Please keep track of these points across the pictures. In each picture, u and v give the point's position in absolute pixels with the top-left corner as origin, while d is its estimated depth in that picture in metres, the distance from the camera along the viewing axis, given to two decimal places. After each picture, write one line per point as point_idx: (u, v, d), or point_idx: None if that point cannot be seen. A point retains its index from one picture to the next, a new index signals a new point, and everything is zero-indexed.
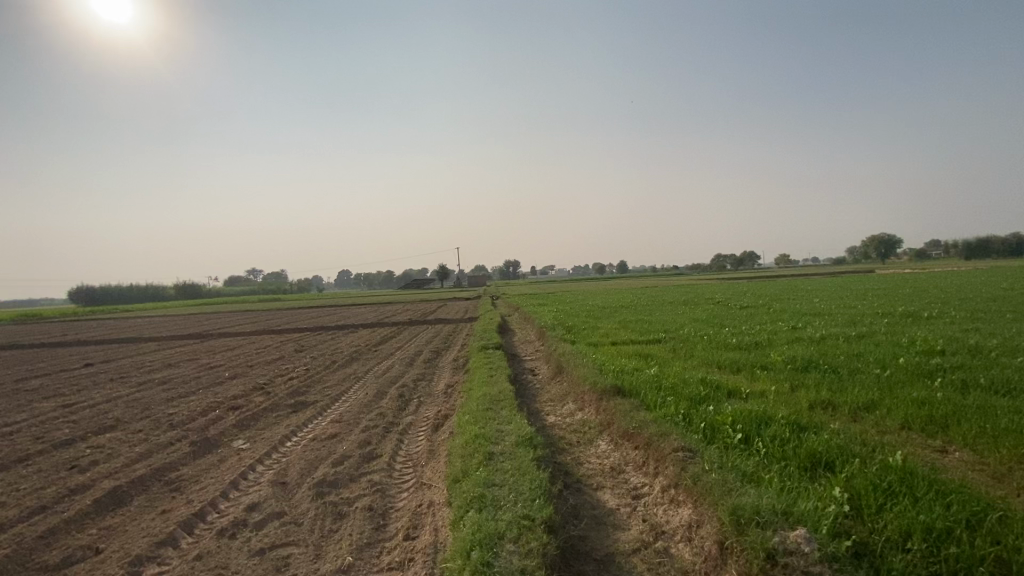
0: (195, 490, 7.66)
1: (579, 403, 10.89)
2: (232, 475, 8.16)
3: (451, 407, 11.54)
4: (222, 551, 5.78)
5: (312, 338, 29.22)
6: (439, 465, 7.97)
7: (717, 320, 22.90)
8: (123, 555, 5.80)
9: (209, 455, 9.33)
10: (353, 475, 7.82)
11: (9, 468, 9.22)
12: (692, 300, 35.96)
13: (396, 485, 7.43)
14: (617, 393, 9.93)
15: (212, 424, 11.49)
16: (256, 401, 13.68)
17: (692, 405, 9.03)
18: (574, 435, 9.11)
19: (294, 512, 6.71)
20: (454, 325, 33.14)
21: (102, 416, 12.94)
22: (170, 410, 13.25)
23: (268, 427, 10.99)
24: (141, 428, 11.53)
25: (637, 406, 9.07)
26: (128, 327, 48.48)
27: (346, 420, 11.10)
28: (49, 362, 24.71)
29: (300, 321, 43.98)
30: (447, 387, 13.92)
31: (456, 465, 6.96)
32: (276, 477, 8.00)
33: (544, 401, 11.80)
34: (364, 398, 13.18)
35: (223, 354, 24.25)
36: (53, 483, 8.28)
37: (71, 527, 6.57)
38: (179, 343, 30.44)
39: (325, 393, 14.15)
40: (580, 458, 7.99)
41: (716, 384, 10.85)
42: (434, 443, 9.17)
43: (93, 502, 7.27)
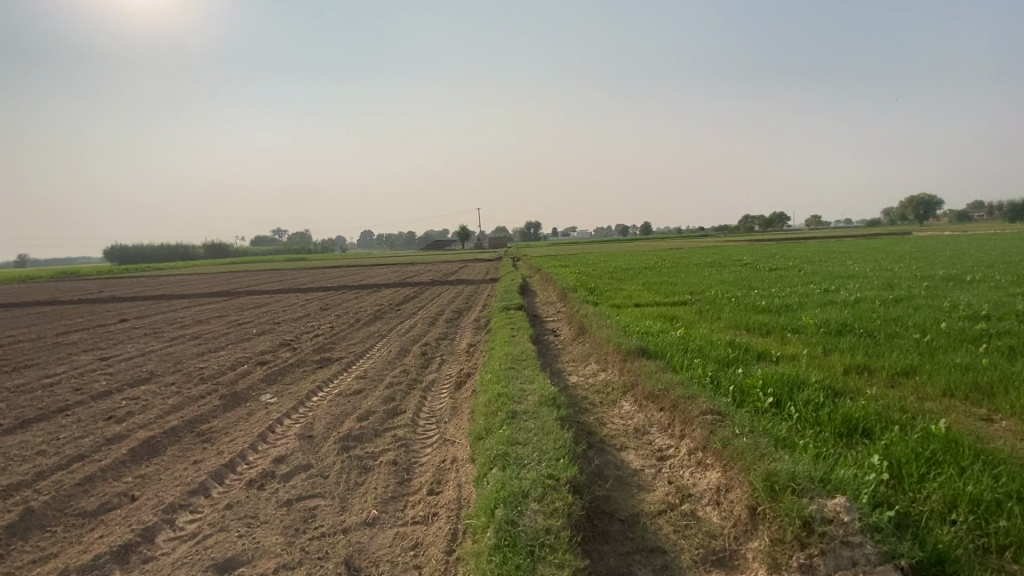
0: (225, 442, 7.87)
1: (602, 364, 10.75)
2: (260, 428, 8.35)
3: (473, 366, 11.55)
4: (250, 501, 5.92)
5: (336, 297, 29.64)
6: (462, 423, 7.97)
7: (744, 282, 22.27)
8: (157, 503, 6.00)
9: (238, 409, 9.56)
10: (377, 430, 7.89)
11: (51, 417, 9.65)
12: (718, 262, 35.08)
13: (420, 441, 7.47)
14: (641, 355, 9.74)
15: (240, 379, 11.78)
16: (282, 356, 13.96)
17: (720, 367, 8.79)
18: (597, 395, 9.01)
19: (320, 465, 6.82)
20: (476, 285, 33.15)
21: (137, 369, 13.41)
22: (200, 364, 13.64)
23: (294, 382, 11.19)
24: (173, 381, 11.91)
25: (663, 367, 8.86)
26: (161, 284, 50.06)
27: (370, 376, 11.23)
28: (87, 317, 25.73)
29: (325, 280, 44.65)
30: (469, 346, 13.93)
31: (479, 422, 6.92)
32: (302, 430, 8.14)
33: (567, 361, 11.71)
34: (387, 355, 13.30)
35: (250, 312, 24.83)
36: (91, 432, 8.63)
37: (108, 475, 6.84)
38: (208, 300, 31.31)
39: (350, 350, 14.35)
40: (604, 418, 7.89)
41: (745, 347, 10.54)
42: (457, 401, 9.18)
43: (129, 451, 7.54)
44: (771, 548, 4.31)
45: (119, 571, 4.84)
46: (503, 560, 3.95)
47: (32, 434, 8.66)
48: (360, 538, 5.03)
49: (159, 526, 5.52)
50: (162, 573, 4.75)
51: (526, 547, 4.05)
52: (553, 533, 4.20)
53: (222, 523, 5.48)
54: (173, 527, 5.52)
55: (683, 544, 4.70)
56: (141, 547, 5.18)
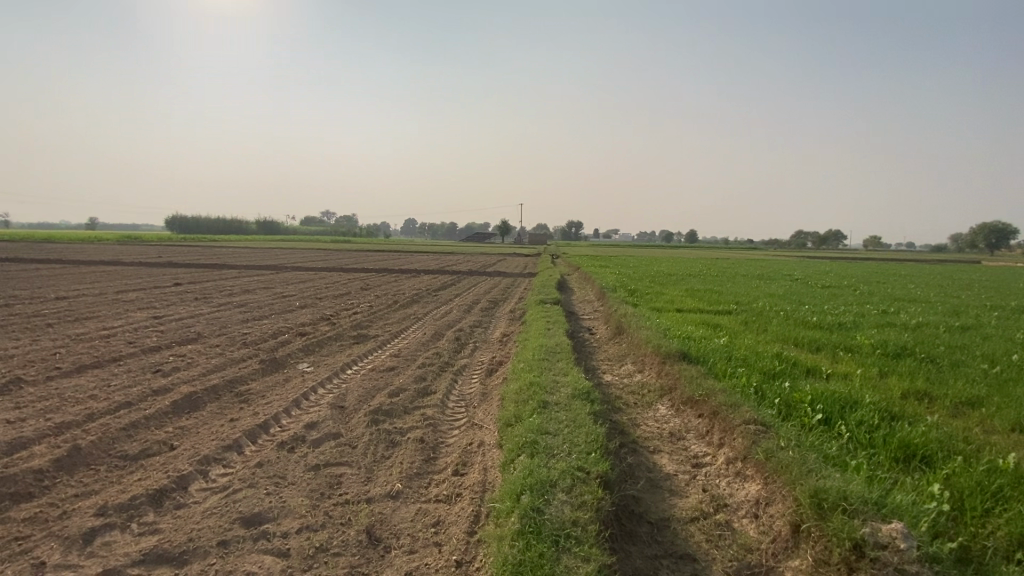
0: (260, 404, 8.08)
1: (639, 365, 10.42)
2: (295, 394, 8.54)
3: (505, 354, 11.47)
4: (280, 462, 6.02)
5: (376, 278, 30.25)
6: (492, 409, 7.87)
7: (794, 297, 21.28)
8: (194, 454, 6.20)
9: (275, 374, 9.82)
10: (408, 407, 7.89)
11: (106, 365, 10.24)
12: (765, 275, 33.70)
13: (448, 422, 7.42)
14: (682, 358, 9.37)
15: (280, 346, 12.14)
16: (321, 330, 14.28)
17: (764, 379, 8.36)
18: (631, 396, 8.76)
19: (350, 435, 6.88)
20: (513, 278, 33.09)
21: (186, 329, 14.09)
22: (244, 329, 14.19)
23: (331, 354, 11.43)
24: (218, 343, 12.42)
25: (704, 372, 8.50)
26: (213, 255, 52.50)
27: (403, 355, 11.35)
28: (146, 278, 27.23)
29: (367, 262, 45.75)
30: (503, 336, 13.86)
31: (509, 409, 6.82)
32: (335, 400, 8.26)
33: (601, 360, 11.44)
34: (421, 337, 13.39)
35: (294, 286, 25.65)
36: (139, 383, 9.07)
37: (151, 423, 7.13)
38: (256, 272, 32.57)
39: (386, 329, 14.57)
40: (637, 419, 7.63)
41: (792, 361, 10.04)
42: (488, 388, 9.10)
43: (171, 403, 7.86)
44: (815, 569, 4.00)
45: (152, 513, 4.99)
46: (526, 546, 3.81)
47: (87, 380, 9.18)
48: (382, 510, 5.00)
49: (192, 475, 5.69)
50: (191, 520, 4.87)
51: (551, 536, 3.90)
52: (580, 525, 4.04)
53: (251, 480, 5.58)
54: (207, 478, 5.69)
55: (715, 555, 4.43)
56: (175, 494, 5.36)
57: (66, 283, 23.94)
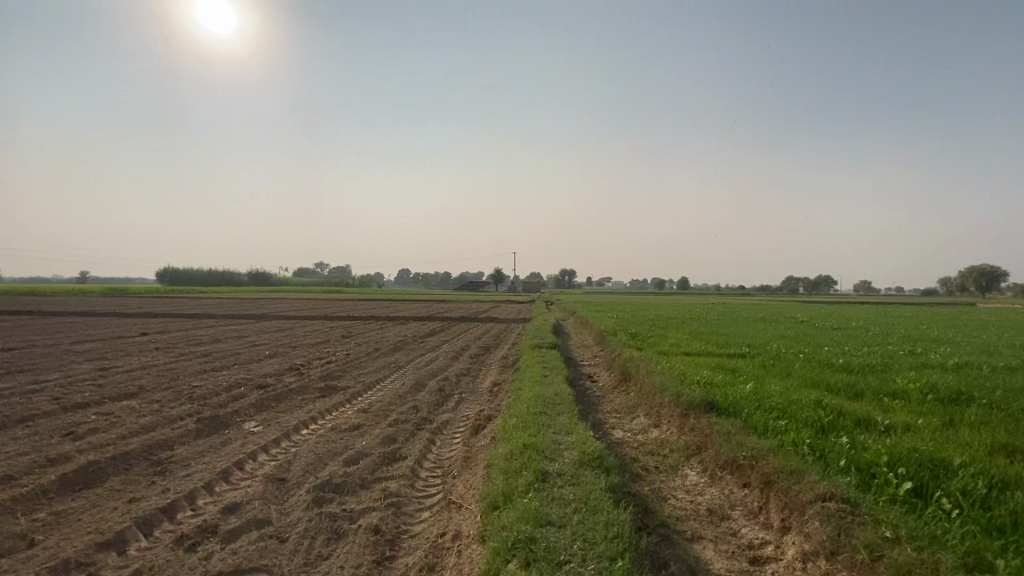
0: (178, 477, 6.27)
1: (655, 419, 8.71)
2: (227, 463, 6.73)
3: (495, 407, 9.71)
4: (169, 569, 4.22)
5: (361, 326, 28.54)
6: (475, 480, 6.10)
7: (808, 339, 19.72)
8: (49, 556, 4.38)
9: (213, 436, 8.01)
10: (366, 480, 6.10)
11: (6, 427, 8.37)
12: (768, 319, 32.27)
13: (417, 501, 5.64)
14: (708, 408, 7.70)
15: (230, 401, 10.32)
16: (284, 381, 12.48)
17: (816, 434, 6.69)
18: (650, 459, 7.02)
19: (281, 523, 5.08)
20: (506, 324, 31.54)
21: (129, 382, 12.25)
22: (196, 382, 12.35)
23: (288, 410, 9.63)
24: (158, 398, 10.60)
25: (741, 428, 6.82)
26: (195, 305, 50.75)
27: (374, 410, 9.57)
28: (111, 329, 25.34)
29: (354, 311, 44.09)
30: (493, 385, 12.11)
31: (497, 482, 5.10)
32: (275, 471, 6.47)
33: (608, 413, 9.69)
34: (399, 388, 11.61)
35: (271, 334, 23.88)
36: (36, 449, 7.23)
37: (16, 507, 5.30)
38: (234, 321, 30.80)
39: (360, 379, 12.79)
40: (662, 494, 5.89)
41: (838, 411, 8.37)
42: (472, 451, 7.32)
43: (58, 478, 6.03)
44: None
45: None
46: None
47: None
48: None
49: None
50: None
51: None
52: None
53: None
54: None
55: None
56: None
57: (20, 334, 22.01)
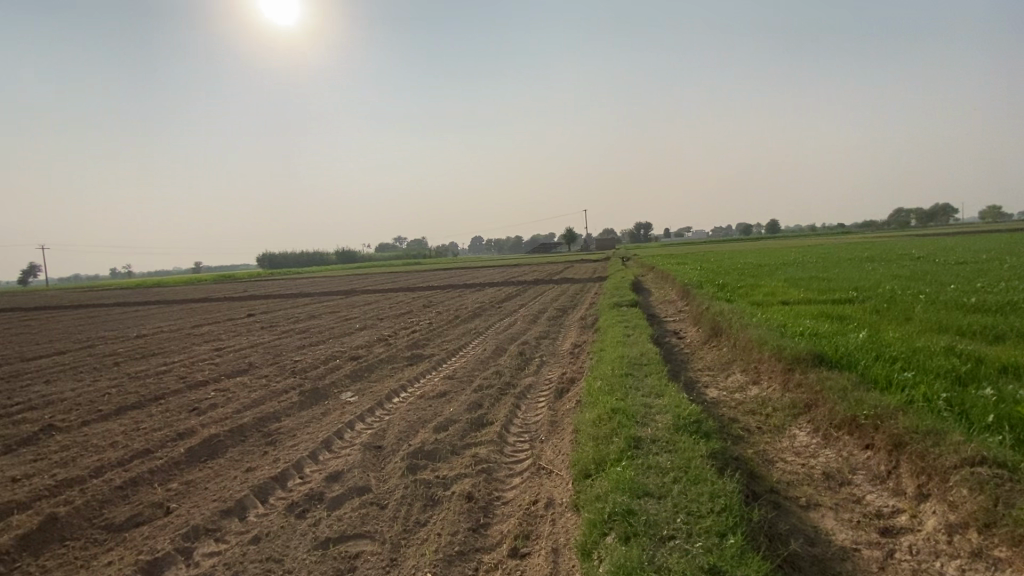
0: (286, 448, 6.75)
1: (753, 376, 8.06)
2: (328, 432, 7.15)
3: (578, 369, 9.50)
4: (283, 535, 4.52)
5: (440, 295, 29.41)
6: (564, 445, 5.98)
7: (929, 277, 17.42)
8: (184, 522, 4.87)
9: (313, 408, 8.57)
10: (456, 446, 6.20)
11: (145, 405, 9.51)
12: (877, 258, 28.97)
13: (507, 466, 5.63)
14: (817, 361, 6.95)
15: (327, 374, 11.00)
16: (374, 352, 13.10)
17: (954, 386, 5.80)
18: (751, 419, 6.52)
19: (379, 490, 5.28)
20: (582, 284, 31.01)
21: (241, 360, 13.48)
22: (296, 357, 13.32)
23: (379, 380, 10.08)
24: (265, 374, 11.54)
25: (858, 382, 6.08)
26: (291, 285, 55.00)
27: (459, 376, 9.75)
28: (223, 312, 28.07)
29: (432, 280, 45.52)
30: (574, 347, 11.90)
31: (587, 448, 4.92)
32: (371, 439, 6.76)
33: (699, 371, 9.14)
34: (481, 354, 11.75)
35: (359, 308, 25.26)
36: (169, 424, 8.14)
37: (156, 478, 5.97)
38: (326, 298, 32.99)
39: (443, 347, 13.13)
40: (768, 456, 5.43)
41: (978, 358, 7.24)
42: (557, 415, 7.19)
43: (187, 450, 6.72)
44: None
45: None
46: None
47: (118, 423, 8.40)
48: None
49: (170, 558, 4.32)
50: None
51: None
52: None
53: (237, 567, 4.10)
54: (188, 562, 4.29)
55: None
56: None
57: (152, 321, 25.03)
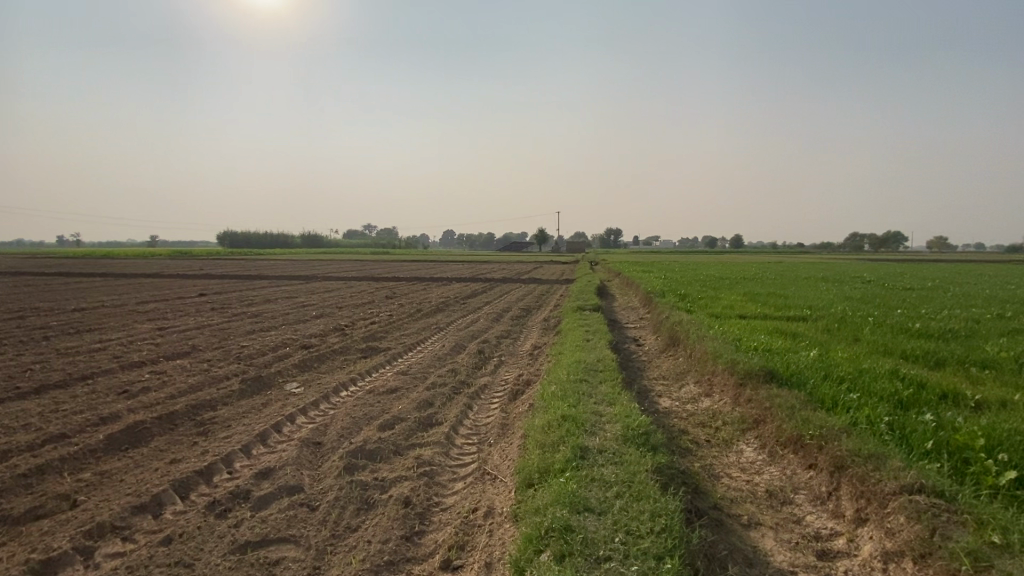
0: (218, 439, 6.33)
1: (706, 388, 8.10)
2: (265, 425, 6.75)
3: (535, 371, 9.36)
4: (199, 536, 4.17)
5: (405, 287, 28.87)
6: (511, 450, 5.81)
7: (878, 301, 18.14)
8: (89, 518, 4.44)
9: (254, 398, 8.11)
10: (400, 446, 5.93)
11: (69, 384, 8.82)
12: (832, 278, 30.09)
13: (451, 470, 5.42)
14: (768, 377, 7.02)
15: (274, 362, 10.49)
16: (328, 342, 12.64)
17: (896, 410, 5.92)
18: (701, 432, 6.50)
19: (312, 490, 4.98)
20: (549, 285, 31.01)
21: (184, 341, 12.76)
22: (245, 342, 12.70)
23: (328, 372, 9.68)
24: (208, 358, 10.94)
25: (806, 400, 6.14)
26: (251, 267, 53.06)
27: (412, 372, 9.45)
28: (173, 290, 26.73)
29: (399, 271, 44.70)
30: (534, 348, 11.76)
31: (533, 456, 4.75)
32: (311, 434, 6.41)
33: (655, 379, 9.15)
34: (439, 350, 11.46)
35: (319, 295, 24.48)
36: (92, 407, 7.55)
37: (66, 466, 5.47)
38: (285, 283, 31.90)
39: (400, 340, 12.77)
40: (715, 471, 5.40)
41: (919, 382, 7.47)
42: (509, 418, 7.01)
43: (106, 437, 6.21)
44: None
45: None
46: None
47: (35, 403, 7.74)
48: None
49: (67, 558, 3.91)
50: None
51: None
52: None
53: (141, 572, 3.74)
54: (86, 563, 3.89)
55: None
56: None
57: (94, 295, 23.56)
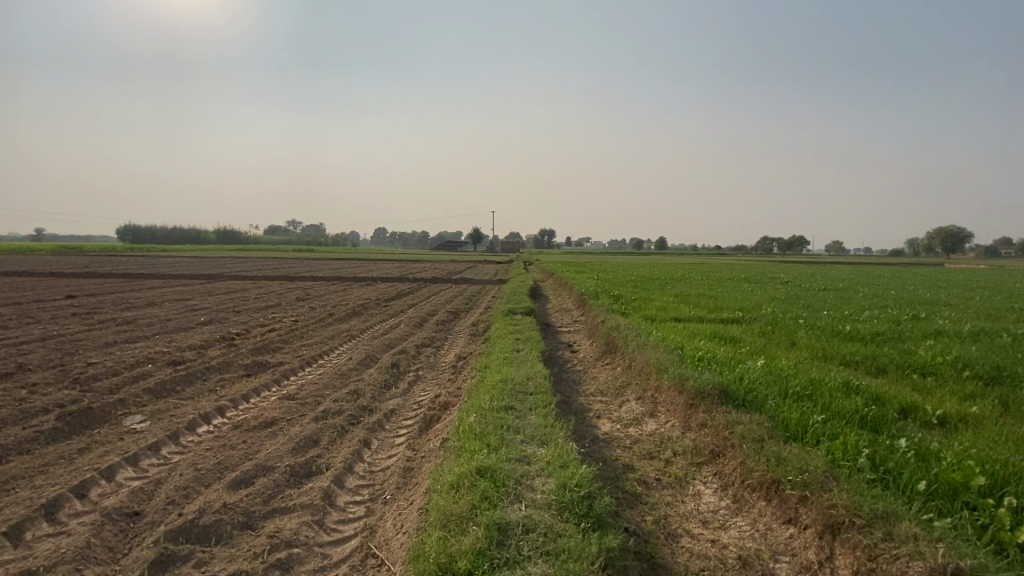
0: None
1: (650, 407, 7.02)
2: (64, 487, 4.79)
3: (455, 390, 7.90)
4: None
5: (322, 287, 26.28)
6: (411, 512, 4.33)
7: (802, 302, 18.37)
8: None
9: (72, 441, 6.03)
10: (255, 515, 4.27)
11: None
12: (754, 279, 30.98)
13: (320, 553, 3.85)
14: (721, 397, 6.02)
15: (122, 385, 8.26)
16: (206, 356, 10.41)
17: (869, 437, 5.08)
18: (649, 468, 5.35)
19: None
20: (481, 285, 29.65)
21: (10, 358, 10.02)
22: (96, 358, 10.19)
23: (193, 399, 7.66)
24: (33, 382, 8.47)
25: (770, 426, 5.16)
26: (147, 264, 47.22)
27: (302, 395, 7.67)
28: (33, 291, 22.45)
29: (319, 270, 41.44)
30: (457, 359, 10.26)
31: (431, 539, 3.30)
32: (129, 500, 4.56)
33: (592, 396, 7.97)
34: (343, 364, 9.65)
35: (217, 297, 21.46)
36: None
37: None
38: (182, 283, 28.10)
39: (300, 352, 10.82)
40: (672, 527, 4.23)
41: (873, 395, 6.82)
42: (415, 460, 5.51)
43: None
44: None
45: None
46: None
47: None
48: None
49: None
50: None
51: None
52: None
53: None
54: None
55: None
56: None
57: None
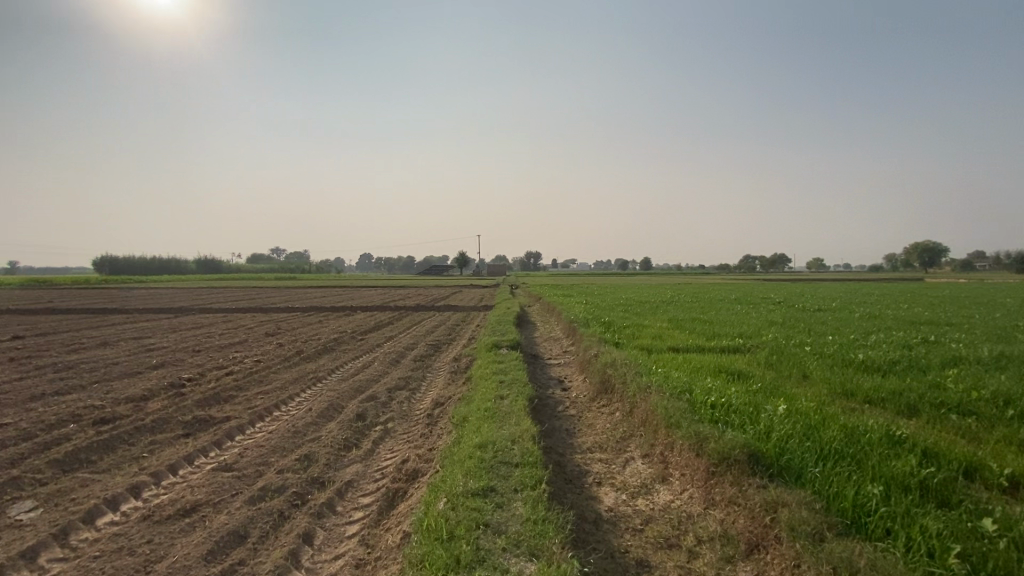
0: None
1: (661, 469, 5.88)
2: None
3: (428, 451, 6.66)
4: None
5: (296, 320, 24.79)
6: None
7: (801, 325, 17.47)
8: None
9: None
10: None
11: None
12: (746, 300, 30.24)
13: None
14: (752, 463, 4.92)
15: (26, 456, 6.85)
16: (143, 411, 9.01)
17: (947, 520, 4.01)
18: (671, 564, 4.18)
19: None
20: (465, 313, 28.43)
21: None
22: (10, 418, 8.72)
23: (108, 473, 6.31)
24: None
25: (823, 510, 4.06)
26: (116, 297, 45.12)
27: (243, 464, 6.38)
28: None
29: (297, 300, 39.86)
30: (434, 406, 9.03)
31: None
32: None
33: (590, 452, 6.78)
34: (300, 418, 8.33)
35: (179, 334, 19.88)
36: None
37: None
38: (146, 318, 26.39)
39: (254, 402, 9.49)
40: None
41: (921, 447, 5.76)
42: (368, 563, 4.27)
43: None
44: None
45: None
46: None
47: None
48: None
49: None
50: None
51: None
52: None
53: None
54: None
55: None
56: None
57: None
